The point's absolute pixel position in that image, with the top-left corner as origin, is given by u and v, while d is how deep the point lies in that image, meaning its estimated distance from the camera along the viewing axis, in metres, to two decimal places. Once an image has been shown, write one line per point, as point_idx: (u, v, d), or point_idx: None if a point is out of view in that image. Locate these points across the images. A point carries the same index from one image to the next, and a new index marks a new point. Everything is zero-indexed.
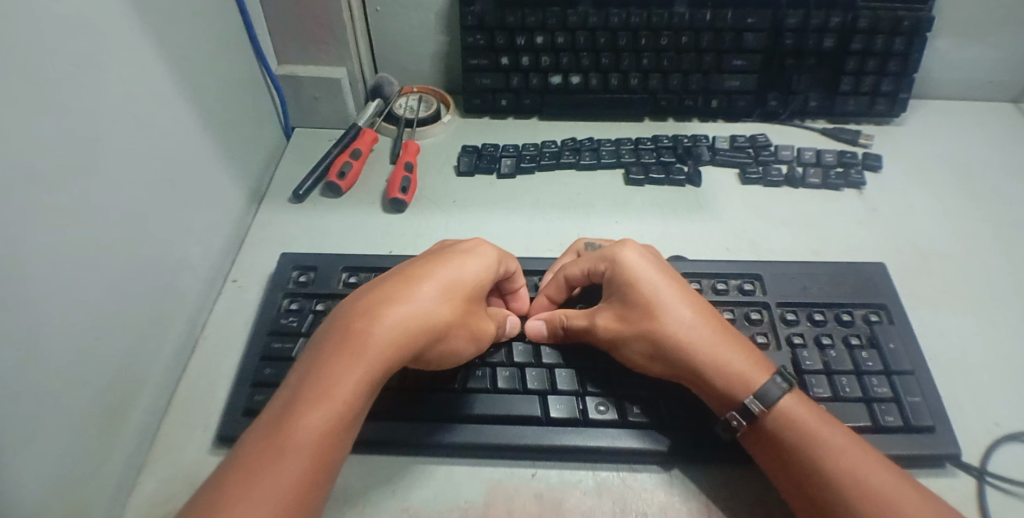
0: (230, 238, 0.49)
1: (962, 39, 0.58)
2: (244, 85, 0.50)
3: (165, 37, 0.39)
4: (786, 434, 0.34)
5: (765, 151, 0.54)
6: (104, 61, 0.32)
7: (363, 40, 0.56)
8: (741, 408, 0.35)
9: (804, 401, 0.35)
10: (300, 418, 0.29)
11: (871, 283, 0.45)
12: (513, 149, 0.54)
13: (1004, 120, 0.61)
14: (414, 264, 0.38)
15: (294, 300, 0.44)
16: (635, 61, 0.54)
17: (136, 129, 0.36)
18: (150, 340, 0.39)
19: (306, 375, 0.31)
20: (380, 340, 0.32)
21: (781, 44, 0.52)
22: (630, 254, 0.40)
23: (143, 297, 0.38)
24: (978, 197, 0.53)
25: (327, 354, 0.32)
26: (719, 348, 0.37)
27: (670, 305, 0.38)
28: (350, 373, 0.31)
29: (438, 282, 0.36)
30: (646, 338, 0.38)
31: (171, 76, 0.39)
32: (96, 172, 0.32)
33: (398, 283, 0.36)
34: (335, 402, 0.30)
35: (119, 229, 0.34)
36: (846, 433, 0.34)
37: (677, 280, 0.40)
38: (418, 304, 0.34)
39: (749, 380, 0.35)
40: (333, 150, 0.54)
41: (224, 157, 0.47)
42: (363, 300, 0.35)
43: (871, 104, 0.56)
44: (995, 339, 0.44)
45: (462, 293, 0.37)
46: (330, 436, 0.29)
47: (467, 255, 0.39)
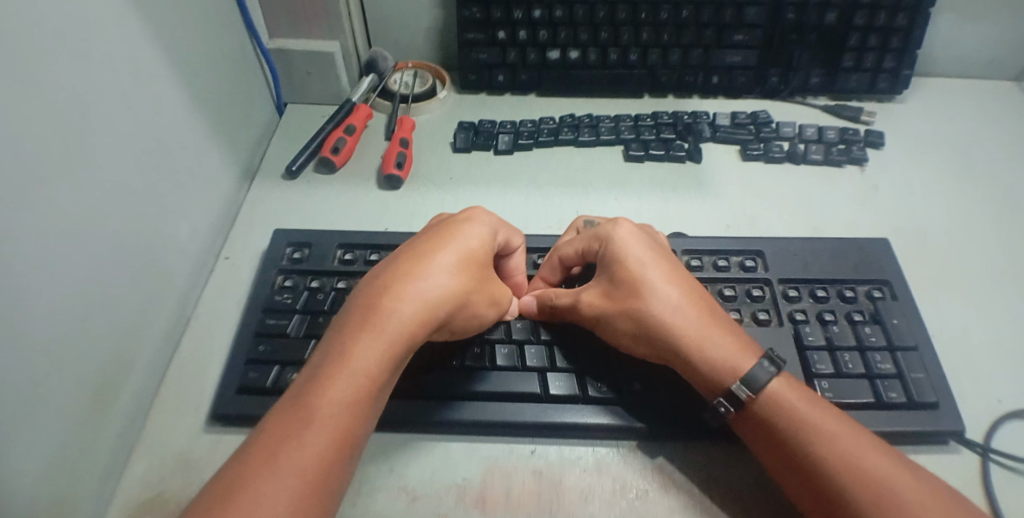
0: (219, 217, 0.48)
1: (964, 15, 0.57)
2: (233, 58, 0.48)
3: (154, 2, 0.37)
4: (775, 419, 0.33)
5: (765, 128, 0.53)
6: (89, 27, 0.31)
7: (357, 13, 0.54)
8: (727, 395, 0.34)
9: (794, 386, 0.35)
10: (325, 395, 0.28)
11: (872, 260, 0.44)
12: (511, 125, 0.53)
13: (1004, 98, 0.60)
14: (420, 238, 0.37)
15: (288, 278, 0.44)
16: (634, 36, 0.52)
17: (123, 100, 0.34)
18: (138, 319, 0.37)
19: (321, 355, 0.30)
20: (395, 315, 0.31)
21: (783, 19, 0.51)
22: (623, 232, 0.40)
23: (132, 275, 0.36)
24: (978, 175, 0.53)
25: (351, 329, 0.31)
26: (704, 333, 0.36)
27: (658, 285, 0.37)
28: (367, 349, 0.30)
29: (447, 252, 0.35)
30: (630, 317, 0.37)
31: (157, 46, 0.38)
32: (82, 143, 0.30)
33: (413, 256, 0.35)
34: (354, 379, 0.29)
35: (106, 201, 0.33)
36: (838, 418, 0.33)
37: (668, 261, 0.39)
38: (430, 278, 0.33)
39: (734, 366, 0.35)
40: (327, 126, 0.52)
41: (214, 132, 0.46)
42: (375, 280, 0.34)
43: (873, 81, 0.55)
44: (996, 317, 0.44)
45: (472, 263, 0.36)
46: (356, 412, 0.29)
47: (480, 226, 0.37)
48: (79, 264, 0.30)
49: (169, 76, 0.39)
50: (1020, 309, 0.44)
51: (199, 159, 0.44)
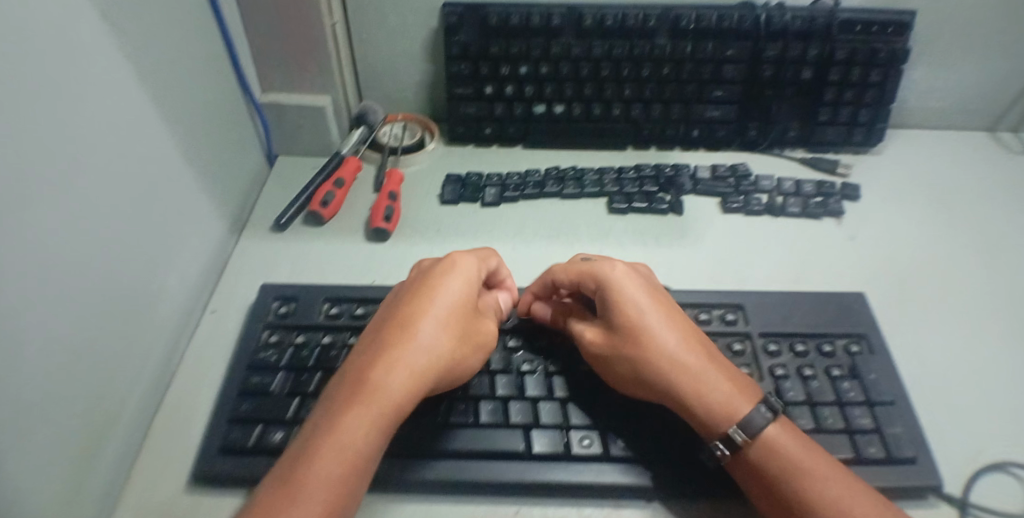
0: (207, 269, 0.48)
1: (934, 69, 0.60)
2: (225, 114, 0.50)
3: (145, 63, 0.38)
4: (769, 464, 0.34)
5: (745, 181, 0.54)
6: (86, 101, 0.32)
7: (348, 69, 0.56)
8: (723, 439, 0.35)
9: (789, 431, 0.35)
10: (311, 471, 0.29)
11: (850, 314, 0.45)
12: (498, 178, 0.54)
13: (977, 148, 0.62)
14: (402, 298, 0.38)
15: (272, 333, 0.44)
16: (617, 91, 0.54)
17: (114, 166, 0.35)
18: (121, 379, 0.37)
19: (312, 428, 0.31)
20: (382, 383, 0.33)
21: (760, 74, 0.53)
22: (618, 271, 0.41)
23: (116, 336, 0.36)
24: (954, 226, 0.54)
25: (336, 402, 0.32)
26: (700, 377, 0.36)
27: (652, 327, 0.38)
28: (355, 419, 0.31)
29: (428, 314, 0.36)
30: (632, 361, 0.38)
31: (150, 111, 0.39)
32: (75, 214, 0.31)
33: (393, 321, 0.36)
34: (344, 450, 0.30)
35: (96, 267, 0.34)
36: (830, 463, 0.34)
37: (659, 299, 0.40)
38: (413, 342, 0.34)
39: (732, 410, 0.35)
40: (317, 179, 0.53)
41: (204, 186, 0.47)
42: (364, 350, 0.35)
43: (849, 134, 0.56)
44: (974, 368, 0.44)
45: (455, 321, 0.37)
46: (343, 485, 0.29)
47: (453, 279, 0.38)
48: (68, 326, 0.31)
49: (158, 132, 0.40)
50: (997, 359, 0.45)
51: (188, 214, 0.45)
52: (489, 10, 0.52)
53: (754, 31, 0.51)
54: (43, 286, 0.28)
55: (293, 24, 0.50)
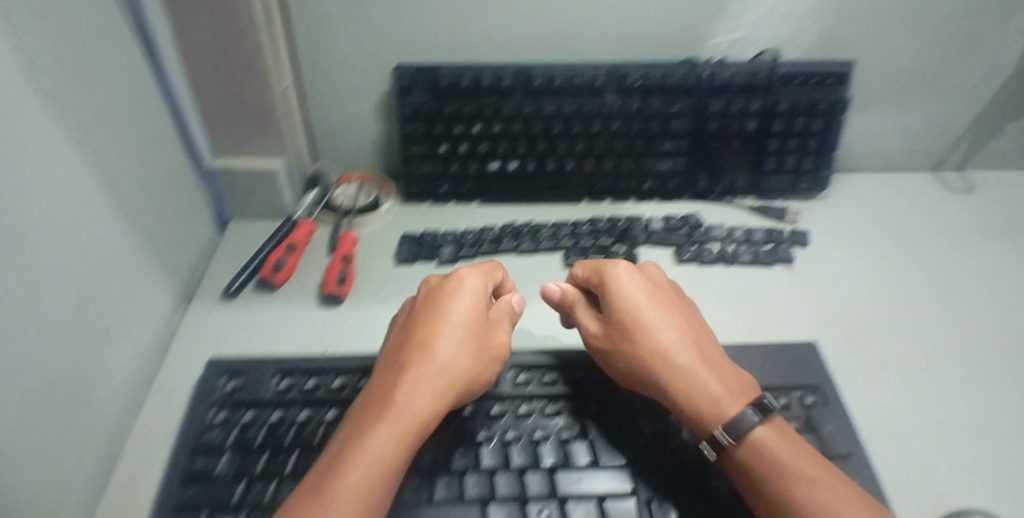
0: (154, 345, 0.47)
1: (873, 116, 0.62)
2: (173, 184, 0.49)
3: (91, 140, 0.38)
4: (759, 464, 0.34)
5: (698, 231, 0.55)
6: (34, 187, 0.31)
7: (301, 133, 0.56)
8: (710, 439, 0.36)
9: (778, 433, 0.36)
10: (341, 477, 0.31)
11: (802, 364, 0.45)
12: (453, 236, 0.54)
13: (921, 188, 0.65)
14: (418, 319, 0.41)
15: (218, 412, 0.42)
16: (569, 147, 0.55)
17: (61, 249, 0.34)
18: (68, 474, 0.35)
19: (343, 440, 0.33)
20: (408, 396, 0.35)
21: (706, 128, 0.54)
22: (621, 273, 0.44)
23: (66, 428, 0.35)
24: (903, 266, 0.56)
25: (364, 417, 0.34)
26: (693, 375, 0.38)
27: (652, 327, 0.40)
28: (385, 428, 0.33)
29: (445, 331, 0.39)
30: (628, 358, 0.40)
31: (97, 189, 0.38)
32: (23, 307, 0.30)
33: (412, 342, 0.39)
34: (376, 456, 0.32)
35: (45, 359, 0.33)
36: (817, 465, 0.34)
37: (662, 303, 0.43)
38: (433, 357, 0.37)
39: (720, 410, 0.36)
40: (268, 244, 0.53)
41: (151, 260, 0.46)
42: (388, 369, 0.38)
43: (795, 181, 0.58)
44: (940, 408, 0.44)
45: (470, 337, 0.40)
46: (372, 491, 0.31)
47: (463, 299, 0.41)
48: (17, 424, 0.29)
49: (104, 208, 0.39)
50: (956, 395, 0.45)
51: (135, 290, 0.44)
52: (439, 71, 0.52)
53: (698, 87, 0.53)
54: None
55: (245, 90, 0.50)
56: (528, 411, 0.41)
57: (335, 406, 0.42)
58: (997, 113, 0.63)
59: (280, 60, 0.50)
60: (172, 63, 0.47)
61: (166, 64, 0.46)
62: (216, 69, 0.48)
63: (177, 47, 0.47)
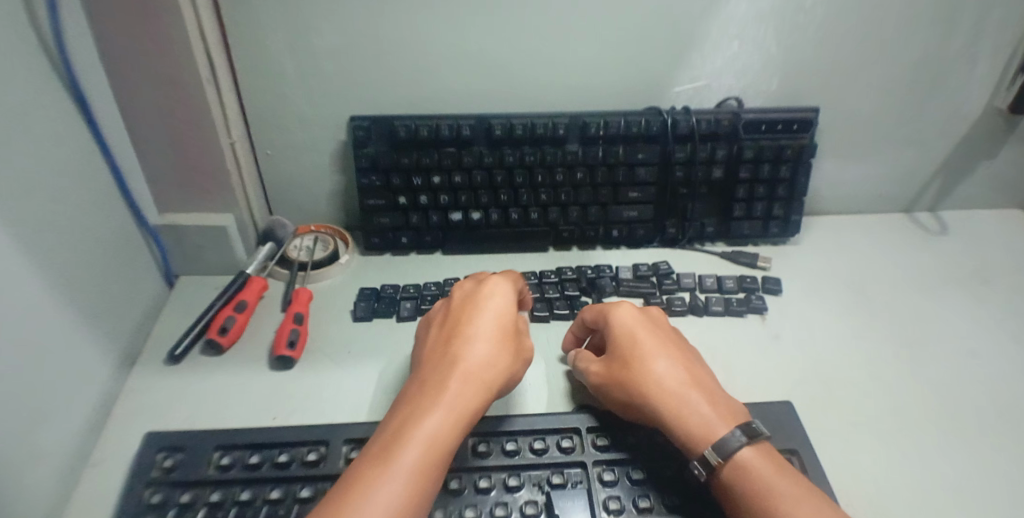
0: (91, 419, 0.43)
1: (842, 159, 0.62)
2: (114, 242, 0.47)
3: (23, 196, 0.35)
4: (743, 484, 0.33)
5: (667, 279, 0.54)
6: None
7: (252, 187, 0.55)
8: (700, 458, 0.34)
9: (765, 455, 0.34)
10: (401, 447, 0.31)
11: (776, 427, 0.42)
12: (414, 290, 0.52)
13: (896, 231, 0.64)
14: (454, 317, 0.42)
15: (155, 492, 0.37)
16: (533, 197, 0.54)
17: None
18: None
19: (392, 424, 0.34)
20: (455, 384, 0.36)
21: (672, 176, 0.54)
22: (623, 312, 0.43)
23: None
24: (878, 310, 0.54)
25: (418, 396, 0.35)
26: (686, 402, 0.37)
27: (651, 359, 0.39)
28: (434, 412, 0.34)
29: (484, 328, 0.40)
30: (621, 387, 0.39)
31: (25, 250, 0.35)
32: None
33: (457, 328, 0.40)
34: (427, 435, 0.32)
35: None
36: (806, 488, 0.32)
37: (665, 338, 0.42)
38: (474, 351, 0.38)
39: (708, 433, 0.35)
40: (216, 303, 0.50)
41: (90, 326, 0.43)
42: (431, 363, 0.38)
43: (765, 227, 0.57)
44: (936, 463, 0.41)
45: (507, 334, 0.40)
46: (429, 461, 0.31)
47: (503, 294, 0.43)
48: None
49: (35, 269, 0.37)
50: (947, 448, 0.43)
51: (71, 359, 0.41)
52: (396, 122, 0.51)
53: (662, 135, 0.52)
54: None
55: (190, 143, 0.48)
56: (489, 485, 0.37)
57: (279, 486, 0.37)
58: (964, 156, 0.63)
59: (227, 112, 0.49)
60: (111, 117, 0.45)
61: (105, 119, 0.45)
62: (158, 122, 0.47)
63: (116, 101, 0.46)
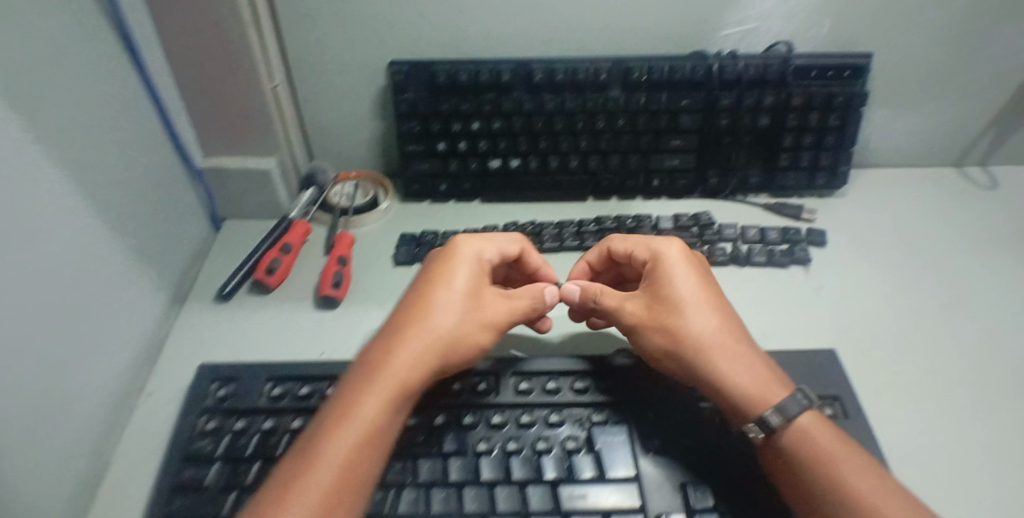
0: (145, 350, 0.45)
1: (893, 110, 0.60)
2: (164, 184, 0.48)
3: (72, 137, 0.36)
4: (803, 450, 0.33)
5: (709, 229, 0.53)
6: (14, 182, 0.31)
7: (294, 132, 0.55)
8: (758, 420, 0.34)
9: (823, 423, 0.34)
10: (330, 436, 0.32)
11: (819, 375, 0.42)
12: (454, 236, 0.52)
13: (945, 185, 0.62)
14: (412, 288, 0.41)
15: (210, 419, 0.40)
16: (573, 144, 0.53)
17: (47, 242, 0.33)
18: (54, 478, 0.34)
19: (333, 397, 0.35)
20: (389, 356, 0.36)
21: (716, 124, 0.52)
22: (677, 258, 0.42)
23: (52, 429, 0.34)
24: (925, 265, 0.53)
25: (357, 381, 0.35)
26: (733, 358, 0.37)
27: (699, 312, 0.39)
28: (372, 395, 0.34)
29: (430, 295, 0.39)
30: (665, 331, 0.39)
31: (78, 188, 0.37)
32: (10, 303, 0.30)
33: (409, 305, 0.39)
34: (359, 421, 0.33)
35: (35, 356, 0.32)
36: (865, 458, 0.33)
37: (712, 288, 0.41)
38: (422, 327, 0.37)
39: (765, 394, 0.35)
40: (262, 245, 0.51)
41: (142, 262, 0.45)
42: (379, 342, 0.38)
43: (811, 178, 0.56)
44: (977, 418, 0.41)
45: (453, 297, 0.39)
46: (358, 449, 0.32)
47: (456, 265, 0.41)
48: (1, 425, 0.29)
49: (88, 205, 0.38)
50: (990, 402, 0.42)
51: (125, 292, 0.43)
52: (436, 66, 0.51)
53: (707, 80, 0.51)
54: None
55: (233, 88, 0.49)
56: (530, 421, 0.40)
57: None
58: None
59: (269, 56, 0.49)
60: (156, 60, 0.46)
61: (150, 61, 0.45)
62: (202, 66, 0.47)
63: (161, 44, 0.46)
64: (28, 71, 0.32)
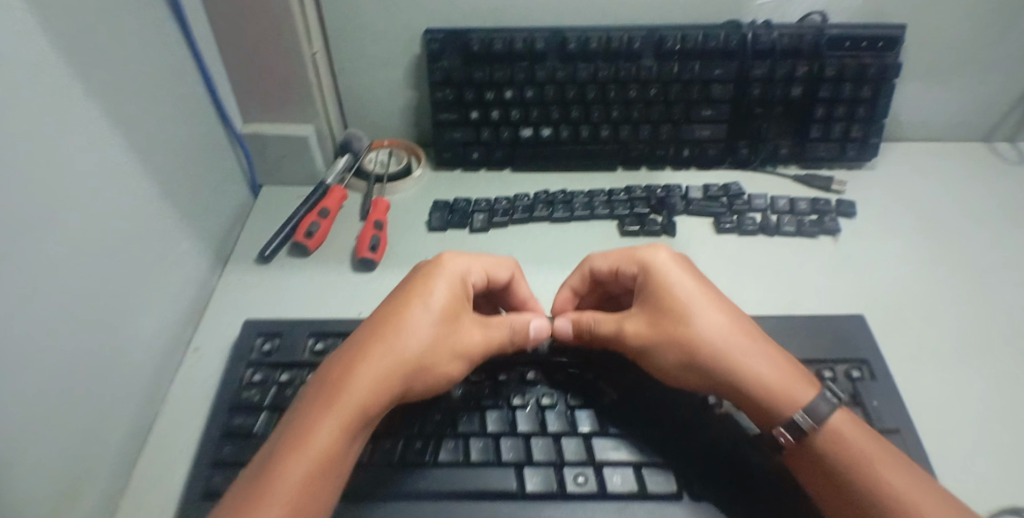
0: (191, 307, 0.47)
1: (926, 83, 0.59)
2: (208, 148, 0.49)
3: (125, 101, 0.38)
4: (835, 452, 0.32)
5: (738, 200, 0.54)
6: (69, 135, 0.32)
7: (331, 100, 0.56)
8: (788, 423, 0.34)
9: (854, 420, 0.34)
10: (281, 467, 0.29)
11: (848, 339, 0.42)
12: (486, 204, 0.53)
13: (976, 160, 0.62)
14: (387, 299, 0.38)
15: (256, 371, 0.41)
16: (604, 113, 0.54)
17: (101, 194, 0.35)
18: (110, 418, 0.36)
19: (286, 417, 0.32)
20: (348, 376, 0.33)
21: (748, 94, 0.53)
22: (671, 267, 0.39)
23: (103, 372, 0.36)
24: (955, 239, 0.53)
25: (313, 401, 0.32)
26: (757, 360, 0.35)
27: (711, 322, 0.37)
28: (328, 422, 0.31)
29: (404, 311, 0.36)
30: (679, 346, 0.37)
31: (129, 147, 0.38)
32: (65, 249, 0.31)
33: (380, 319, 0.36)
34: (313, 450, 0.30)
35: (86, 302, 0.34)
36: (894, 452, 0.33)
37: (712, 289, 0.39)
38: (390, 347, 0.34)
39: (793, 395, 0.34)
40: (301, 210, 0.53)
41: (188, 223, 0.46)
42: (342, 358, 0.34)
43: (841, 150, 0.56)
44: (1001, 385, 0.42)
45: (427, 316, 0.36)
46: (311, 482, 0.29)
47: (434, 280, 0.38)
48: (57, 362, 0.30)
49: (139, 163, 0.39)
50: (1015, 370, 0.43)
51: (172, 250, 0.44)
52: (471, 35, 0.51)
53: (741, 50, 0.51)
54: (36, 319, 0.29)
55: (273, 55, 0.50)
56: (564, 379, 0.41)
57: None
58: None
59: (308, 23, 0.50)
60: (201, 26, 0.47)
61: (195, 26, 0.46)
62: (244, 33, 0.48)
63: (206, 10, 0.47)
64: (82, 31, 0.33)
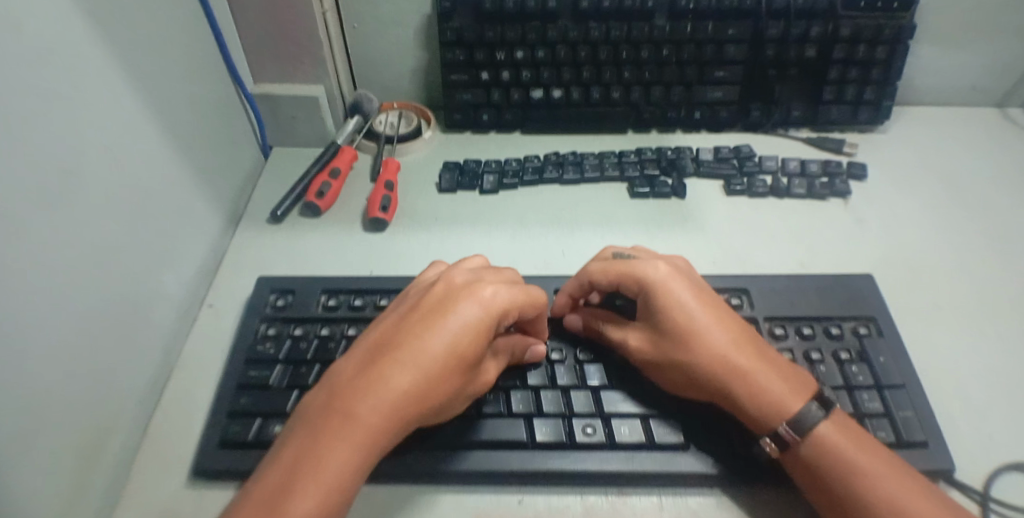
0: (204, 264, 0.47)
1: (942, 45, 0.58)
2: (221, 107, 0.49)
3: (142, 55, 0.38)
4: (824, 463, 0.32)
5: (749, 162, 0.54)
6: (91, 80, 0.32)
7: (342, 60, 0.56)
8: (772, 435, 0.33)
9: (845, 428, 0.33)
10: (288, 505, 0.26)
11: (858, 297, 0.43)
12: (495, 165, 0.53)
13: (988, 125, 0.61)
14: (411, 316, 0.33)
15: (270, 325, 0.42)
16: (616, 75, 0.53)
17: (120, 143, 0.35)
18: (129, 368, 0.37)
19: (291, 440, 0.29)
20: (368, 407, 0.29)
21: (763, 55, 0.52)
22: (680, 289, 0.37)
23: (123, 321, 0.36)
24: (966, 202, 0.53)
25: (326, 427, 0.29)
26: (772, 383, 0.34)
27: (726, 352, 0.35)
28: (343, 458, 0.28)
29: (432, 352, 0.31)
30: (681, 370, 0.36)
31: (147, 100, 0.38)
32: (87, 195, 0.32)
33: (406, 339, 0.32)
34: (324, 488, 0.27)
35: (105, 248, 0.34)
36: (888, 460, 0.31)
37: (717, 307, 0.38)
38: (415, 378, 0.30)
39: (783, 406, 0.33)
40: (312, 169, 0.53)
41: (202, 181, 0.46)
42: (360, 378, 0.30)
43: (854, 112, 0.56)
44: (1010, 345, 0.42)
45: (457, 362, 0.32)
46: None
47: (474, 303, 0.33)
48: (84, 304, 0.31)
49: (157, 117, 0.40)
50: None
51: (186, 207, 0.44)
52: None
53: (755, 9, 0.50)
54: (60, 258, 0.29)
55: (285, 12, 0.49)
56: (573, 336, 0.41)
57: None
58: None
59: None
60: None
61: None
62: None
63: None
64: None
